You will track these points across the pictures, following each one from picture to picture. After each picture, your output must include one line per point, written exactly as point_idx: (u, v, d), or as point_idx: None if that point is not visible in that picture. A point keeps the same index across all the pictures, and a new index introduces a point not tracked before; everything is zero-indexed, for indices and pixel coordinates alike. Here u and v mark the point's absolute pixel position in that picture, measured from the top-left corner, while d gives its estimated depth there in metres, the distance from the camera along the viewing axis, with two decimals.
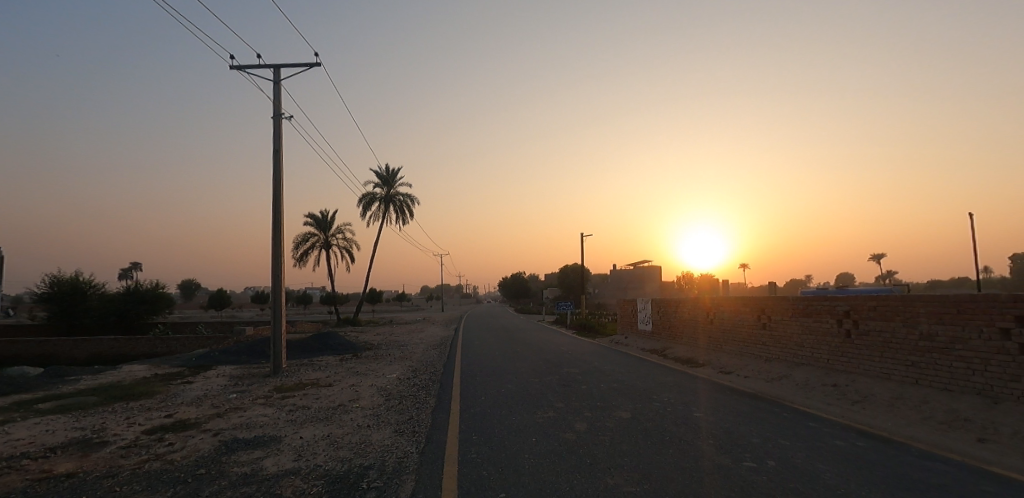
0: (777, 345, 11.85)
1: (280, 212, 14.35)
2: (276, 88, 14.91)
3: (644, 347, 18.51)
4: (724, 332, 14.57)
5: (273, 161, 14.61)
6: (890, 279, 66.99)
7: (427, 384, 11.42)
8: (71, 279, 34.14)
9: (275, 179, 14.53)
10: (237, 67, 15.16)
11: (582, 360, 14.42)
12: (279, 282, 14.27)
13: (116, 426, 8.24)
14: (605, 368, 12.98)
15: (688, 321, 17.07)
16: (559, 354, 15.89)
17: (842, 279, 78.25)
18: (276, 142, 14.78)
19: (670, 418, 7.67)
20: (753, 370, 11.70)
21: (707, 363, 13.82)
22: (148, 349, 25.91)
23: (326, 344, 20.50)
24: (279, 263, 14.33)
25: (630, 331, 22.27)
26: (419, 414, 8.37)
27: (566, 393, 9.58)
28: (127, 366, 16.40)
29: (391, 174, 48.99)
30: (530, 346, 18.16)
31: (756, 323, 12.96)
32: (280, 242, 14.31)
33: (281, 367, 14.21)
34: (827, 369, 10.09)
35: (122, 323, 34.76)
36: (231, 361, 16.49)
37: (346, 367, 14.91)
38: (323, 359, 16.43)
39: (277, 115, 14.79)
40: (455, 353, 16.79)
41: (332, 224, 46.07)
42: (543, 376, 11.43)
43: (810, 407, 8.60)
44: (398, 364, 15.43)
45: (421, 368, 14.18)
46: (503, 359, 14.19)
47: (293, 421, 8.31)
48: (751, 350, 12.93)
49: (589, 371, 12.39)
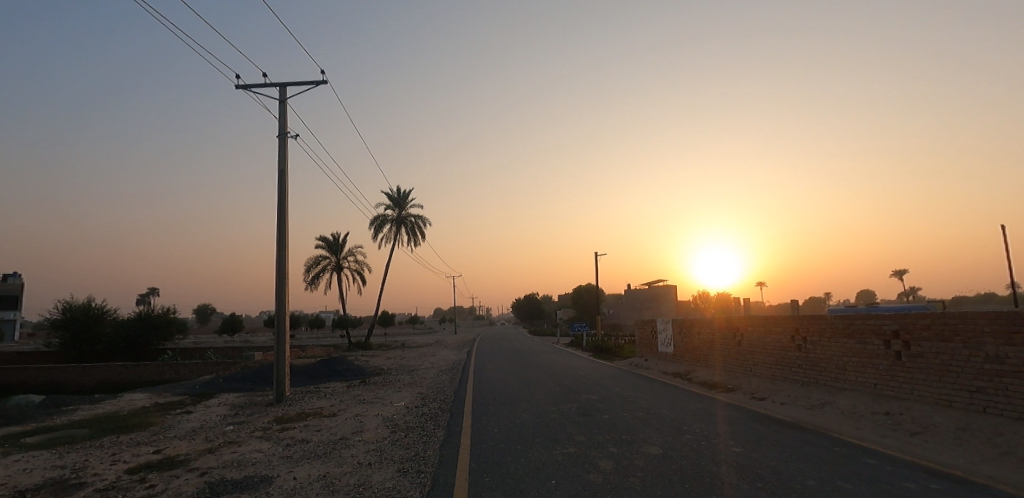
0: (814, 368, 10.90)
1: (285, 233, 13.89)
2: (282, 106, 14.62)
3: (666, 370, 17.51)
4: (752, 353, 13.58)
5: (278, 181, 14.21)
6: (913, 294, 64.90)
7: (436, 413, 10.66)
8: (83, 305, 34.02)
9: (279, 199, 14.10)
10: (243, 87, 14.91)
11: (601, 385, 13.53)
12: (283, 305, 13.71)
13: (98, 465, 7.58)
14: (627, 394, 12.09)
15: (711, 342, 16.08)
16: (577, 379, 15.00)
17: (863, 297, 76.07)
18: (281, 161, 14.41)
19: (706, 453, 6.81)
20: (789, 396, 10.76)
21: (736, 387, 12.84)
22: (156, 376, 25.44)
23: (333, 370, 19.80)
24: (283, 286, 13.78)
25: (650, 354, 21.26)
26: (425, 449, 7.61)
27: (588, 423, 8.76)
28: (128, 394, 15.82)
29: (402, 196, 48.87)
30: (546, 370, 17.28)
31: (789, 343, 12.02)
32: (284, 265, 13.79)
33: (284, 395, 13.53)
34: (876, 395, 9.14)
35: (131, 349, 34.45)
36: (234, 388, 15.87)
37: (352, 395, 14.20)
38: (329, 386, 15.72)
39: (283, 134, 14.47)
40: (467, 378, 15.97)
41: (343, 246, 45.85)
42: (561, 404, 10.58)
43: (862, 440, 7.66)
44: (407, 391, 14.67)
45: (431, 395, 13.40)
46: (517, 385, 13.35)
47: (289, 458, 7.59)
48: (784, 373, 11.95)
49: (610, 398, 11.51)
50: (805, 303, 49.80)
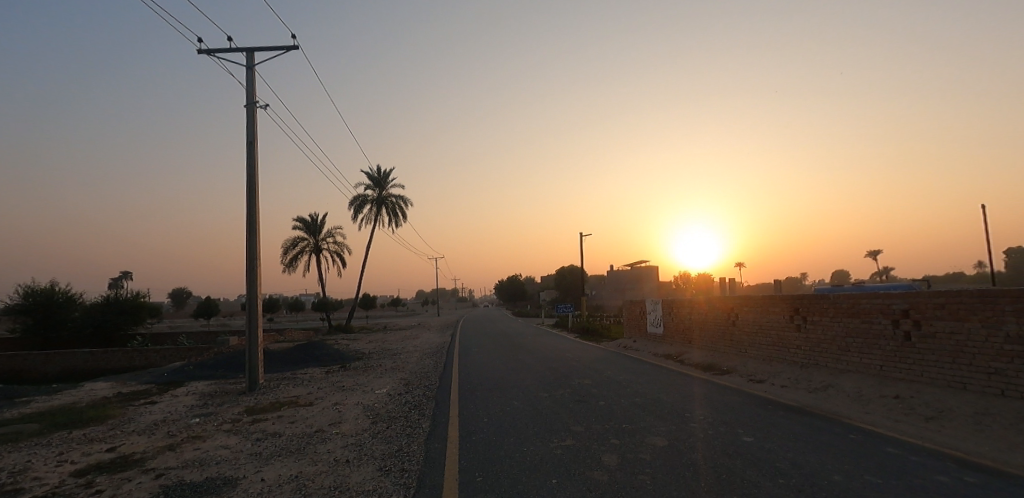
0: (814, 349, 10.51)
1: (255, 210, 12.92)
2: (249, 73, 13.48)
3: (657, 351, 17.10)
4: (746, 334, 13.18)
5: (246, 154, 13.17)
6: (887, 274, 66.25)
7: (421, 401, 10.00)
8: (44, 289, 32.32)
9: (248, 174, 13.08)
10: (206, 51, 13.71)
11: (593, 369, 13.04)
12: (254, 287, 12.81)
13: (40, 467, 6.72)
14: (621, 378, 11.60)
15: (701, 322, 15.69)
16: (566, 362, 14.51)
17: (839, 276, 77.48)
18: (249, 132, 13.35)
19: (716, 445, 6.28)
20: (789, 378, 10.36)
21: (732, 369, 12.45)
22: (125, 362, 24.36)
23: (311, 354, 19.01)
24: (253, 267, 12.86)
25: (639, 335, 20.87)
26: (409, 444, 6.95)
27: (583, 411, 8.21)
28: (89, 384, 14.80)
29: (383, 176, 47.53)
30: (533, 353, 16.76)
31: (786, 324, 11.61)
32: (254, 244, 12.85)
33: (258, 383, 12.72)
34: (882, 378, 8.76)
35: (99, 335, 33.03)
36: (205, 376, 14.98)
37: (331, 381, 13.47)
38: (306, 373, 14.94)
39: (251, 103, 13.39)
40: (451, 362, 15.35)
41: (322, 227, 44.52)
42: (553, 390, 10.00)
43: (875, 425, 7.23)
44: (389, 377, 13.98)
45: (414, 381, 12.74)
46: (505, 369, 12.76)
47: (257, 456, 6.87)
48: (781, 354, 11.56)
49: (604, 382, 11.00)
50: (786, 282, 50.24)
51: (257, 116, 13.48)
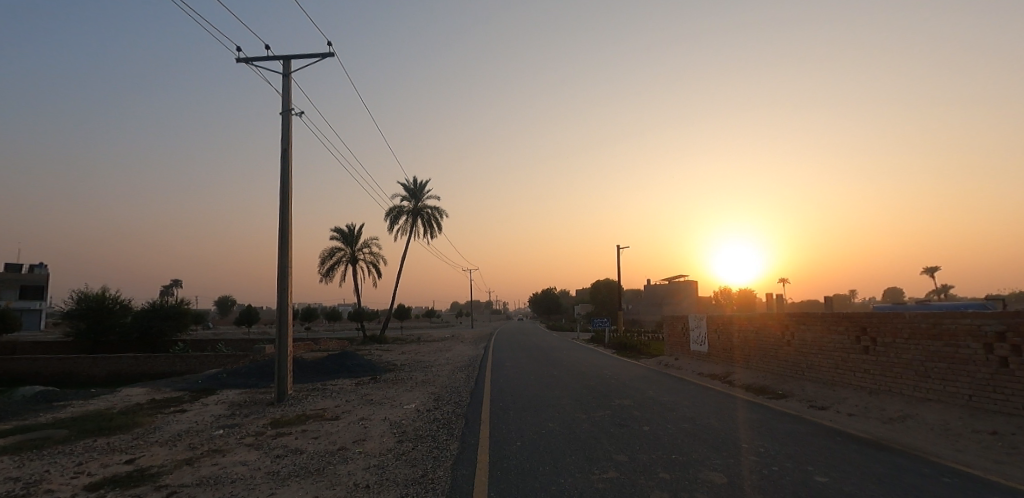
0: (885, 374, 9.39)
1: (287, 218, 12.80)
2: (285, 81, 13.49)
3: (701, 371, 16.01)
4: (802, 355, 12.04)
5: (280, 161, 13.10)
6: (946, 292, 61.99)
7: (450, 419, 9.41)
8: (96, 295, 33.58)
9: (282, 182, 13.00)
10: (245, 60, 13.82)
11: (633, 388, 12.20)
12: (286, 294, 12.61)
13: (57, 479, 6.49)
14: (665, 400, 10.75)
15: (750, 341, 14.56)
16: (603, 380, 13.71)
17: (892, 295, 73.07)
18: (284, 140, 13.31)
19: (782, 484, 5.43)
20: (857, 406, 9.27)
21: (788, 393, 11.35)
22: (166, 368, 24.92)
23: (343, 365, 18.80)
24: (284, 275, 12.68)
25: (681, 353, 19.74)
26: (434, 469, 6.35)
27: (625, 437, 7.48)
28: (126, 389, 14.93)
29: (419, 187, 47.84)
30: (568, 369, 16.01)
31: (850, 345, 10.48)
32: (286, 251, 12.70)
33: (286, 394, 12.47)
34: (972, 410, 7.63)
35: (144, 340, 34.06)
36: (237, 385, 14.89)
37: (359, 394, 13.09)
38: (336, 384, 14.67)
39: (286, 110, 13.39)
40: (484, 377, 14.77)
41: (358, 238, 45.05)
42: (591, 411, 9.27)
43: (971, 466, 6.19)
44: (418, 391, 13.49)
45: (444, 396, 12.21)
46: (539, 386, 12.08)
47: (274, 475, 6.44)
48: (844, 378, 10.43)
49: (646, 403, 10.19)
50: (837, 301, 47.43)
51: (292, 123, 13.45)
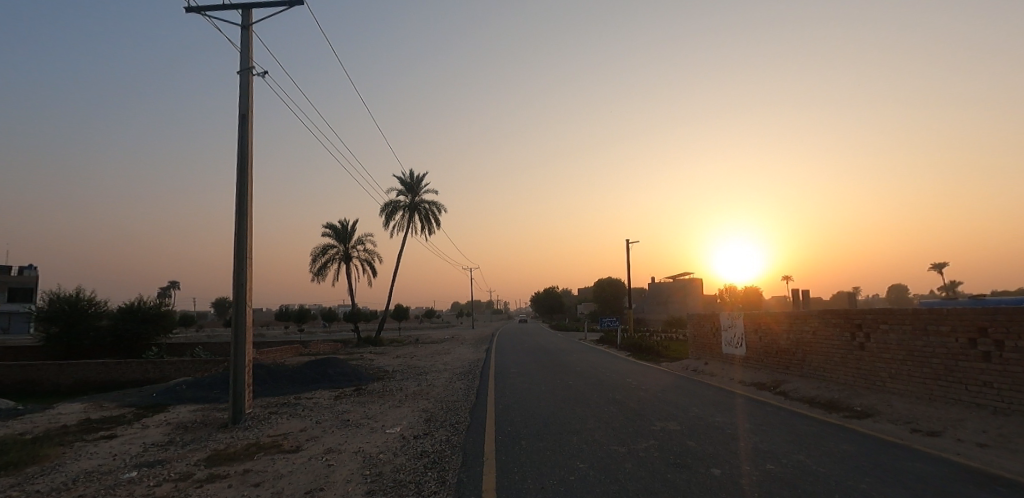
0: (1021, 390, 7.05)
1: (247, 198, 10.56)
2: (243, 33, 11.21)
3: (742, 379, 13.59)
4: (881, 362, 9.61)
5: (239, 130, 10.82)
6: (953, 289, 60.16)
7: (443, 454, 7.08)
8: (69, 296, 31.22)
9: (239, 155, 10.73)
10: (197, 10, 11.50)
11: (672, 405, 9.89)
12: (244, 291, 10.32)
13: None
14: (717, 421, 8.47)
15: (803, 343, 12.14)
16: (630, 392, 11.40)
17: (897, 293, 71.04)
18: (242, 105, 11.00)
19: None
20: (988, 433, 6.91)
21: (872, 409, 8.92)
22: (138, 375, 22.83)
23: (326, 372, 16.53)
24: (242, 268, 10.39)
25: (712, 357, 17.32)
26: None
27: (693, 492, 5.15)
28: (63, 405, 12.61)
29: (415, 181, 45.50)
30: (584, 378, 13.75)
31: (958, 350, 8.09)
32: (243, 239, 10.40)
33: (243, 415, 10.13)
34: None
35: (119, 345, 31.75)
36: (194, 401, 12.57)
37: (336, 412, 10.77)
38: (312, 398, 12.35)
39: (246, 69, 11.11)
40: (485, 389, 12.41)
41: (352, 234, 42.75)
42: (630, 442, 6.95)
43: None
44: (407, 407, 11.15)
45: (438, 415, 9.87)
46: (555, 403, 9.79)
47: None
48: (953, 394, 8.03)
49: (696, 427, 7.91)
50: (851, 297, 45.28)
51: (253, 85, 11.18)
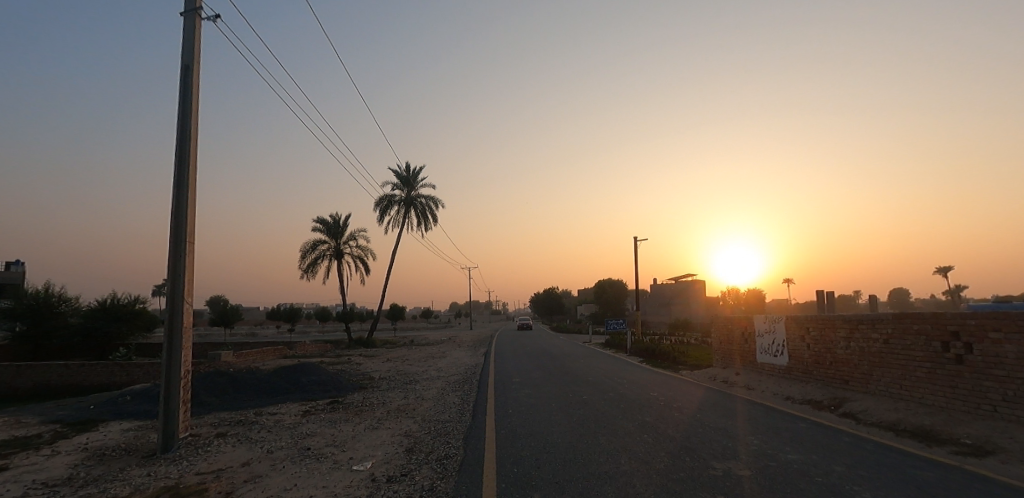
0: None
1: (189, 170, 8.53)
2: None
3: (788, 395, 11.47)
4: (993, 381, 7.49)
5: (181, 85, 8.77)
6: (960, 293, 58.19)
7: None
8: (38, 292, 29.02)
9: (182, 116, 8.71)
10: None
11: (720, 432, 7.79)
12: (181, 286, 8.23)
13: None
14: (792, 461, 6.38)
15: (869, 353, 10.02)
16: (662, 412, 9.30)
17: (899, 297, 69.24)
18: (186, 55, 8.92)
19: None
20: None
21: (994, 444, 6.76)
22: (103, 379, 20.69)
23: (302, 380, 14.37)
24: (178, 257, 8.28)
25: (743, 367, 15.19)
26: None
27: None
28: None
29: (412, 175, 43.38)
30: (601, 391, 11.64)
31: None
32: (182, 221, 8.32)
33: (175, 441, 7.98)
34: None
35: (91, 345, 29.59)
36: (135, 418, 10.44)
37: (297, 436, 8.62)
38: (274, 416, 10.21)
39: (192, 10, 9.03)
40: (485, 407, 10.24)
41: (344, 229, 40.63)
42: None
43: None
44: (386, 429, 8.98)
45: (423, 443, 7.70)
46: (574, 429, 7.66)
47: None
48: None
49: (769, 472, 5.83)
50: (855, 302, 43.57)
51: (200, 30, 9.10)
